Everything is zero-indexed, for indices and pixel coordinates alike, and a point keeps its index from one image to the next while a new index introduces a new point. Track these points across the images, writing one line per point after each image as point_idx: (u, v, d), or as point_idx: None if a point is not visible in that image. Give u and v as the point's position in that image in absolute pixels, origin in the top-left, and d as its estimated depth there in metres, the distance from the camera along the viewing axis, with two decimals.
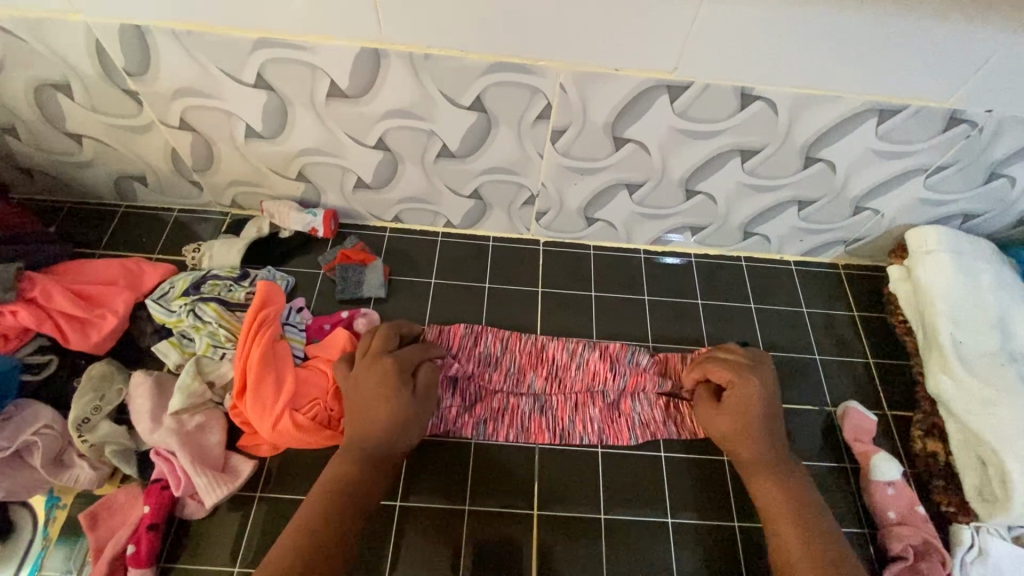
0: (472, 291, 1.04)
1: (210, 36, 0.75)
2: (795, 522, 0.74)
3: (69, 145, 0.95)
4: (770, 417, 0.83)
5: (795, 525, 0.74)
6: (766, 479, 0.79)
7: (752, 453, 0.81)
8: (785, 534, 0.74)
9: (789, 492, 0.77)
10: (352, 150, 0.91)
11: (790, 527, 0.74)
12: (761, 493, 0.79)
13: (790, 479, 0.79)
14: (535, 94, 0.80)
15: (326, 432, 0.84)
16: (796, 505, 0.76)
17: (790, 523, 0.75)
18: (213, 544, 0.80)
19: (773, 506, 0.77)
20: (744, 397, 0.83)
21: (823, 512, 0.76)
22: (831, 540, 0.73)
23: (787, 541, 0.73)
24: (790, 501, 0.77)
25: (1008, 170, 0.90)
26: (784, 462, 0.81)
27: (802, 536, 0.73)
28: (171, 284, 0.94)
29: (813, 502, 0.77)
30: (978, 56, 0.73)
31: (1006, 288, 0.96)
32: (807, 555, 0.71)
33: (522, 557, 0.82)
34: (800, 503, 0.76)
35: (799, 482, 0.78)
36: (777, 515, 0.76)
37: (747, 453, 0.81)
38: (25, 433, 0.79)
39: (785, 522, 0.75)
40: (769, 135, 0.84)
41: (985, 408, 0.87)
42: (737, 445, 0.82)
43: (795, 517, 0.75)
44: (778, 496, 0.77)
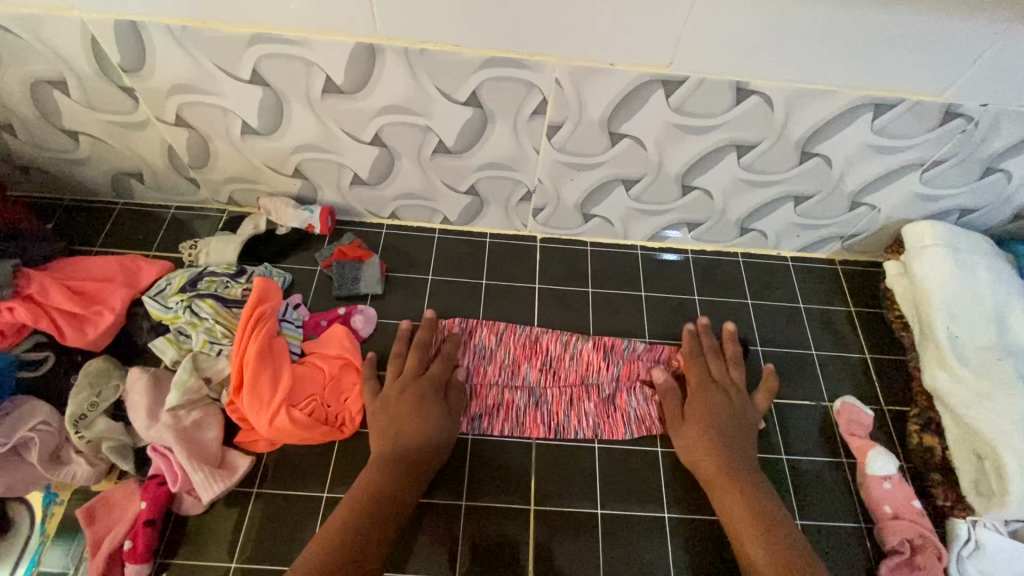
0: (469, 287, 1.04)
1: (205, 32, 0.75)
2: (755, 526, 0.76)
3: (66, 142, 0.95)
4: (726, 423, 0.87)
5: (755, 529, 0.76)
6: (724, 484, 0.81)
7: (712, 459, 0.83)
8: (747, 539, 0.76)
9: (748, 496, 0.79)
10: (348, 146, 0.91)
11: (751, 531, 0.76)
12: (723, 500, 0.80)
13: (751, 488, 0.80)
14: (530, 89, 0.80)
15: (324, 428, 0.85)
16: (756, 509, 0.78)
17: (751, 527, 0.76)
18: (211, 539, 0.80)
19: (734, 511, 0.79)
20: (707, 405, 0.88)
21: (784, 519, 0.77)
22: (793, 542, 0.75)
23: (755, 552, 0.74)
24: (752, 512, 0.78)
25: (1005, 165, 0.90)
26: (742, 465, 0.83)
27: (764, 540, 0.75)
28: (168, 280, 0.94)
29: (773, 505, 0.79)
30: (973, 50, 0.73)
31: (1003, 283, 0.96)
32: (773, 563, 0.73)
33: (518, 552, 0.82)
34: (760, 507, 0.78)
35: (759, 490, 0.80)
36: (738, 521, 0.78)
37: (708, 462, 0.84)
38: (22, 429, 0.79)
39: (746, 526, 0.77)
40: (764, 130, 0.84)
41: (981, 402, 0.87)
42: (699, 453, 0.85)
43: (756, 520, 0.77)
44: (738, 500, 0.79)
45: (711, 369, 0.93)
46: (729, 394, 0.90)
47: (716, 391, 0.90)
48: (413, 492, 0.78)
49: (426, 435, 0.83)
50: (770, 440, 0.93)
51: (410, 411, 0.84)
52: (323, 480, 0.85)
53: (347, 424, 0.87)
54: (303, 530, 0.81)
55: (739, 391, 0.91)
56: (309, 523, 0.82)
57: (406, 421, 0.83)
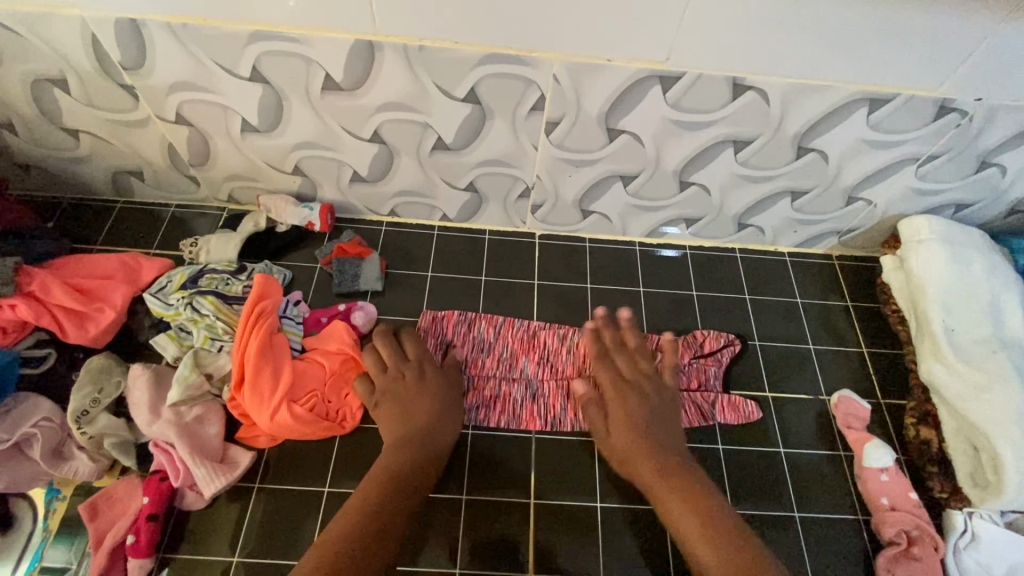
0: (468, 284, 1.04)
1: (205, 29, 0.75)
2: (699, 521, 0.73)
3: (66, 140, 0.96)
4: (650, 419, 0.84)
5: (700, 524, 0.73)
6: (663, 481, 0.78)
7: (645, 456, 0.81)
8: (693, 536, 0.72)
9: (685, 491, 0.76)
10: (347, 144, 0.91)
11: (697, 529, 0.73)
12: (662, 498, 0.77)
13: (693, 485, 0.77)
14: (529, 85, 0.81)
15: (324, 424, 0.85)
16: (698, 503, 0.75)
17: (694, 524, 0.73)
18: (213, 534, 0.81)
19: (674, 507, 0.75)
20: (628, 400, 0.86)
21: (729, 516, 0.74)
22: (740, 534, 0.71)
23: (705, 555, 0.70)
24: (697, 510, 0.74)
25: (999, 159, 0.90)
26: (679, 459, 0.80)
27: (711, 535, 0.72)
28: (169, 277, 0.94)
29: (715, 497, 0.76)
30: (967, 45, 0.73)
31: (998, 276, 0.96)
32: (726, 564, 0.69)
33: (519, 545, 0.82)
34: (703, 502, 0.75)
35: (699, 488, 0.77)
36: (681, 518, 0.74)
37: (641, 462, 0.80)
38: (25, 426, 0.80)
39: (692, 523, 0.73)
40: (760, 126, 0.85)
41: (977, 394, 0.87)
42: (634, 453, 0.81)
43: (696, 516, 0.73)
44: (679, 495, 0.76)
45: (624, 358, 0.91)
46: (633, 383, 0.88)
47: (634, 382, 0.88)
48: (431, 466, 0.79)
49: (436, 418, 0.84)
50: (769, 434, 0.94)
51: (417, 395, 0.85)
52: (324, 475, 0.85)
53: (348, 419, 0.88)
54: (304, 525, 0.82)
55: (656, 379, 0.89)
56: (309, 517, 0.82)
57: (415, 405, 0.84)
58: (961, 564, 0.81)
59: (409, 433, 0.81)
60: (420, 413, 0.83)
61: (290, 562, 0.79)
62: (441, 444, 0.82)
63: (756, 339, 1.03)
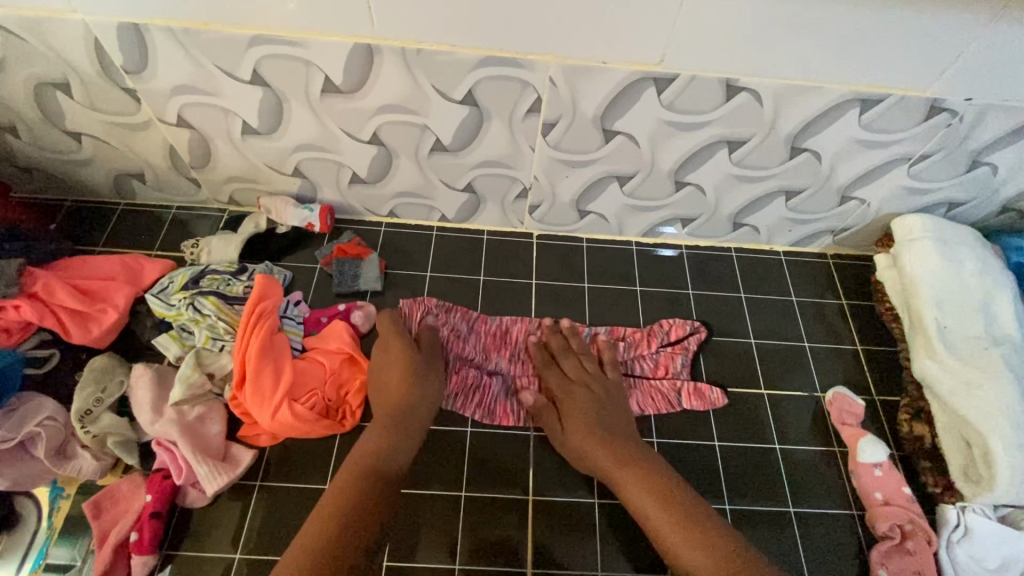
0: (467, 284, 1.05)
1: (207, 33, 0.77)
2: (667, 513, 0.73)
3: (68, 143, 0.97)
4: (598, 416, 0.85)
5: (669, 514, 0.73)
6: (624, 473, 0.78)
7: (602, 449, 0.81)
8: (666, 527, 0.72)
9: (649, 482, 0.76)
10: (347, 145, 0.93)
11: (666, 519, 0.72)
12: (626, 488, 0.77)
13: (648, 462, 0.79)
14: (525, 87, 0.82)
15: (325, 422, 0.86)
16: (663, 494, 0.75)
17: (664, 514, 0.73)
18: (215, 532, 0.82)
19: (640, 499, 0.75)
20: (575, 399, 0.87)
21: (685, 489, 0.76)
22: (708, 523, 0.71)
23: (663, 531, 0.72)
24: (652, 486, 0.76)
25: (990, 157, 0.92)
26: (630, 450, 0.81)
27: (682, 524, 0.71)
28: (170, 278, 0.95)
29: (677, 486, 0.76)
30: (956, 46, 0.75)
31: (990, 273, 0.97)
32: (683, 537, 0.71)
33: (518, 541, 0.83)
34: (666, 491, 0.75)
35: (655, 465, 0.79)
36: (646, 510, 0.74)
37: (600, 456, 0.80)
38: (29, 425, 0.81)
39: (661, 514, 0.73)
40: (753, 126, 0.86)
41: (969, 390, 0.88)
42: (589, 448, 0.82)
43: (664, 506, 0.73)
44: (641, 486, 0.76)
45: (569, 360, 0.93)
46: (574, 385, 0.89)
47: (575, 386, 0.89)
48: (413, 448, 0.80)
49: (418, 396, 0.84)
50: (764, 430, 0.95)
51: (397, 376, 0.85)
52: (325, 473, 0.86)
53: (348, 417, 0.89)
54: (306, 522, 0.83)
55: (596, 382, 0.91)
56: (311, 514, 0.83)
57: (393, 385, 0.85)
58: (954, 558, 0.83)
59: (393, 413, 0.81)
60: (399, 393, 0.84)
61: None
62: (419, 421, 0.82)
63: (752, 337, 1.04)
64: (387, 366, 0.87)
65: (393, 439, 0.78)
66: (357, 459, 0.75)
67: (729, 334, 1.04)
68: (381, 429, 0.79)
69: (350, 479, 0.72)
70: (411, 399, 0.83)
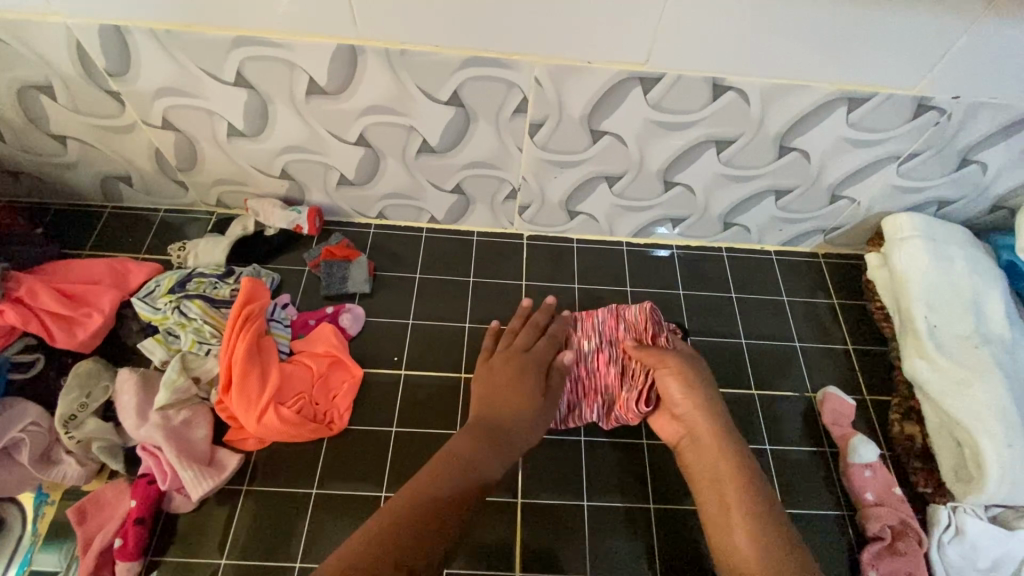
0: (456, 286, 1.05)
1: (190, 36, 0.76)
2: (743, 505, 0.72)
3: (54, 147, 0.96)
4: (711, 399, 0.82)
5: (748, 511, 0.71)
6: (710, 450, 0.78)
7: (710, 433, 0.79)
8: (736, 521, 0.71)
9: (737, 471, 0.75)
10: (333, 147, 0.92)
11: (741, 513, 0.71)
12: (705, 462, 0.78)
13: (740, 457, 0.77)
14: (511, 88, 0.82)
15: (312, 425, 0.86)
16: (745, 489, 0.73)
17: (740, 504, 0.72)
18: (201, 537, 0.81)
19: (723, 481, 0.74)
20: (698, 387, 0.83)
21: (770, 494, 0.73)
22: (782, 532, 0.69)
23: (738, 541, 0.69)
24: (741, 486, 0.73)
25: (979, 156, 0.91)
26: (737, 441, 0.79)
27: (753, 521, 0.70)
28: (156, 282, 0.94)
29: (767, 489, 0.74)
30: (942, 43, 0.74)
31: (980, 272, 0.97)
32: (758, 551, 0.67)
33: (506, 545, 0.83)
34: (754, 489, 0.73)
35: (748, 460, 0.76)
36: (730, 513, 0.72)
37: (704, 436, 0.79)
38: (13, 430, 0.80)
39: (737, 508, 0.72)
40: (742, 125, 0.86)
41: (959, 390, 0.88)
42: (697, 422, 0.81)
43: (747, 500, 0.72)
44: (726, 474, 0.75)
45: (689, 356, 0.87)
46: (690, 369, 0.85)
47: (688, 373, 0.84)
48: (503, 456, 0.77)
49: (522, 412, 0.81)
50: (755, 431, 0.95)
51: (508, 388, 0.84)
52: (312, 477, 0.86)
53: (336, 421, 0.89)
54: (293, 527, 0.82)
55: (705, 374, 0.86)
56: (298, 519, 0.83)
57: (506, 396, 0.83)
58: (945, 558, 0.82)
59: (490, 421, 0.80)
60: (502, 405, 0.82)
61: (281, 562, 0.80)
62: (511, 433, 0.79)
63: (743, 337, 1.04)
64: (504, 378, 0.85)
65: (488, 450, 0.76)
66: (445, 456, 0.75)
67: (720, 334, 1.04)
68: (480, 437, 0.77)
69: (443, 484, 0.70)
70: (517, 415, 0.81)
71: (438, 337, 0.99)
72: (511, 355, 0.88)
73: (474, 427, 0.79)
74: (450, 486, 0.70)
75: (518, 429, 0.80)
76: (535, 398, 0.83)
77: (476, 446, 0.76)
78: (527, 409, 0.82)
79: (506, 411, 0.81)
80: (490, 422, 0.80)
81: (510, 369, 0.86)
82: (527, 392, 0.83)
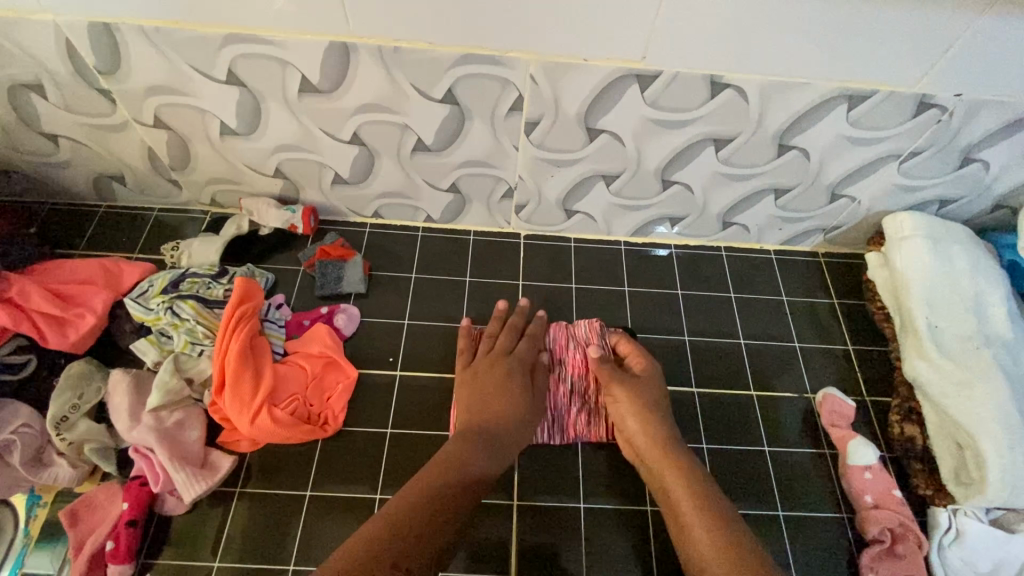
0: (452, 286, 1.04)
1: (180, 32, 0.75)
2: (705, 525, 0.71)
3: (46, 146, 0.95)
4: (663, 421, 0.83)
5: (709, 531, 0.70)
6: (672, 471, 0.77)
7: (662, 450, 0.80)
8: (700, 540, 0.70)
9: (698, 492, 0.74)
10: (326, 145, 0.91)
11: (705, 533, 0.70)
12: (665, 484, 0.77)
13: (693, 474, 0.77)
14: (506, 86, 0.80)
15: (306, 427, 0.85)
16: (704, 509, 0.72)
17: (700, 525, 0.71)
18: (194, 539, 0.80)
19: (682, 504, 0.74)
20: (648, 410, 0.84)
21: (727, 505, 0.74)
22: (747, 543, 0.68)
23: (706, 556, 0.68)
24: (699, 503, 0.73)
25: (981, 154, 0.90)
26: (694, 462, 0.79)
27: (720, 541, 0.69)
28: (150, 282, 0.94)
29: (727, 508, 0.73)
30: (945, 39, 0.73)
31: (982, 272, 0.96)
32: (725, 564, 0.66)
33: (502, 548, 0.82)
34: (713, 509, 0.72)
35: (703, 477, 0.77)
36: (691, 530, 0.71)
37: (660, 459, 0.79)
38: (4, 432, 0.80)
39: (699, 529, 0.71)
40: (741, 123, 0.84)
41: (960, 391, 0.87)
42: (647, 441, 0.81)
43: (707, 520, 0.71)
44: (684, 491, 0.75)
45: (649, 372, 0.88)
46: (643, 393, 0.86)
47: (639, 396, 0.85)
48: (495, 463, 0.78)
49: (507, 418, 0.83)
50: (754, 432, 0.94)
51: (493, 393, 0.85)
52: (306, 479, 0.85)
53: (330, 422, 0.88)
54: (287, 530, 0.82)
55: (663, 394, 0.87)
56: (291, 521, 0.82)
57: (490, 401, 0.84)
58: (945, 561, 0.82)
59: (480, 424, 0.81)
60: (494, 410, 0.83)
61: (275, 565, 0.79)
62: (503, 437, 0.81)
63: (741, 338, 1.03)
64: (491, 382, 0.86)
65: (476, 452, 0.77)
66: (433, 463, 0.74)
67: (718, 334, 1.03)
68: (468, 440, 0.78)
69: (440, 484, 0.71)
70: (504, 417, 0.83)
71: (434, 337, 0.98)
72: (497, 360, 0.89)
73: (463, 433, 0.80)
74: (439, 488, 0.70)
75: (503, 434, 0.81)
76: (521, 404, 0.85)
77: (466, 449, 0.77)
78: (511, 412, 0.83)
79: (491, 416, 0.82)
80: (474, 426, 0.81)
81: (498, 373, 0.87)
82: (515, 395, 0.85)
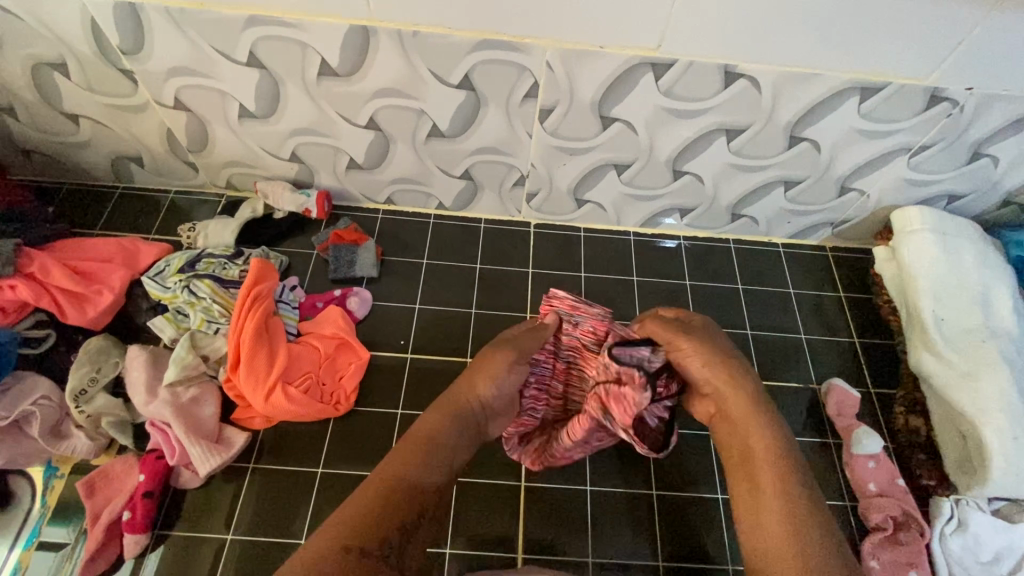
0: (463, 272, 1.05)
1: (203, 14, 0.76)
2: (775, 491, 0.65)
3: (66, 125, 0.97)
4: (752, 394, 0.73)
5: (787, 523, 0.62)
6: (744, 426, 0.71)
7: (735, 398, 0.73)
8: (764, 493, 0.65)
9: (774, 456, 0.68)
10: (343, 130, 0.92)
11: (770, 489, 0.65)
12: (748, 465, 0.68)
13: (772, 432, 0.70)
14: (522, 72, 0.82)
15: (319, 405, 0.87)
16: (784, 488, 0.65)
17: (780, 506, 0.63)
18: (208, 513, 0.82)
19: (763, 487, 0.66)
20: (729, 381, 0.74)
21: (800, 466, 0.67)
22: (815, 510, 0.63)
23: (769, 509, 0.64)
24: (778, 465, 0.67)
25: (991, 149, 0.91)
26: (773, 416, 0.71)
27: (786, 511, 0.63)
28: (167, 261, 0.95)
29: (803, 472, 0.66)
30: (957, 34, 0.74)
31: (989, 266, 0.97)
32: (787, 523, 0.62)
33: (509, 527, 0.84)
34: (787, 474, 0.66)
35: (780, 436, 0.70)
36: (759, 479, 0.66)
37: (749, 438, 0.70)
38: (23, 404, 0.81)
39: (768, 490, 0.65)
40: (753, 114, 0.85)
41: (965, 382, 0.88)
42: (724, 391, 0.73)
43: (775, 474, 0.66)
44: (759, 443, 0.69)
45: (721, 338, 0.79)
46: (712, 341, 0.77)
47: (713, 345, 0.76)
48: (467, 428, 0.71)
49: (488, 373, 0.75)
50: None
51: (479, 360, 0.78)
52: (317, 457, 0.86)
53: (342, 402, 0.89)
54: (298, 506, 0.83)
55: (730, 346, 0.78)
56: (302, 497, 0.84)
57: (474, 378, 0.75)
58: (947, 550, 0.82)
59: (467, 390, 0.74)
60: (480, 372, 0.75)
61: (286, 539, 0.81)
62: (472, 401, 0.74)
63: (748, 329, 1.04)
64: (480, 364, 0.77)
65: (454, 430, 0.70)
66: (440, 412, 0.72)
67: (725, 325, 1.04)
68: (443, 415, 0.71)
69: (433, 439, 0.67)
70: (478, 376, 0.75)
71: (445, 322, 1.00)
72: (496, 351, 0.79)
73: (451, 412, 0.72)
74: (435, 454, 0.66)
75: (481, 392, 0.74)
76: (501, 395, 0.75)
77: (439, 423, 0.70)
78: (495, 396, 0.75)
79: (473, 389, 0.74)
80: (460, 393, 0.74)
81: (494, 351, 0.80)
82: (501, 366, 0.76)
